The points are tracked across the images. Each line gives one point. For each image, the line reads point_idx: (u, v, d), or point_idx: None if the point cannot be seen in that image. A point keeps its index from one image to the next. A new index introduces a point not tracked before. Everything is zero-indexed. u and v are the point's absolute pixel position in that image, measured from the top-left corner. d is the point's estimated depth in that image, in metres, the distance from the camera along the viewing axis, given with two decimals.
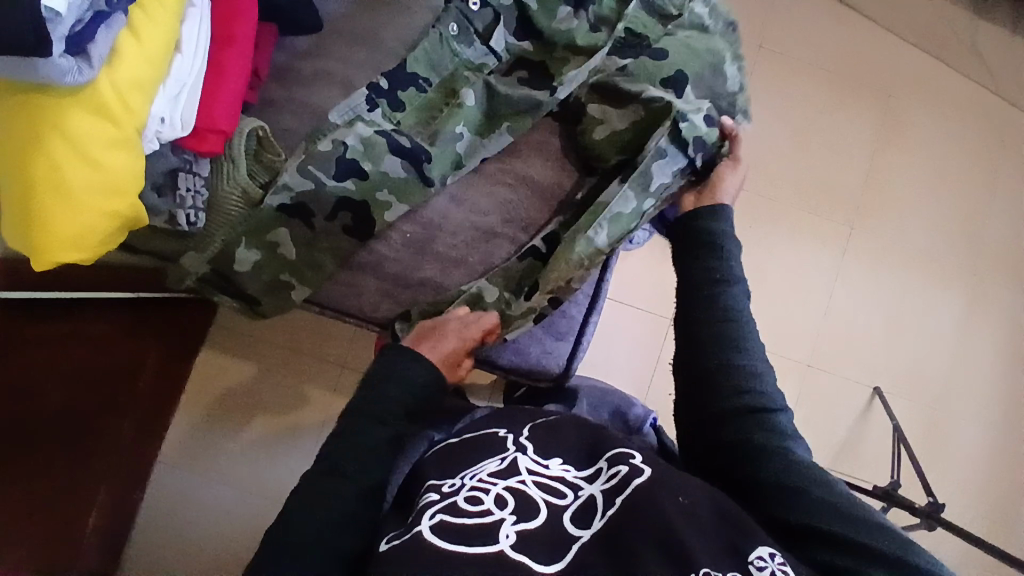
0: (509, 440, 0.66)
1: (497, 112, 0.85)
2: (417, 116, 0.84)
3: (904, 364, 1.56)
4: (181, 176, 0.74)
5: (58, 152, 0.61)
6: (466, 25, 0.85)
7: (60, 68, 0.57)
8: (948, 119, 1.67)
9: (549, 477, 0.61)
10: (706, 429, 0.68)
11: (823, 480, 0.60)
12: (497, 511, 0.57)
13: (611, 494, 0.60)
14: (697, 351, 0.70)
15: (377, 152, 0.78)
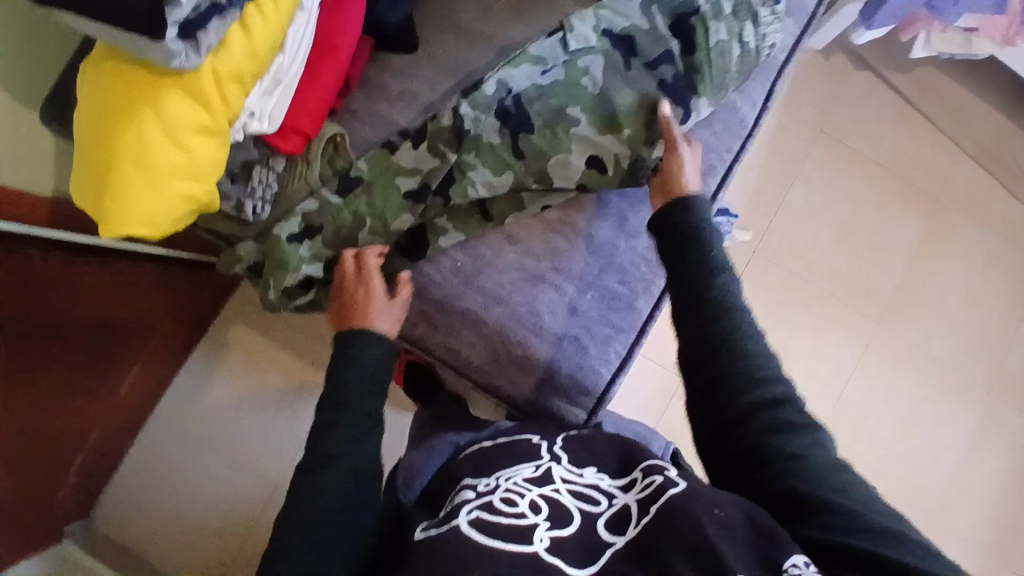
0: (543, 451, 0.72)
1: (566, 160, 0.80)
2: (495, 149, 0.80)
3: (904, 469, 1.56)
4: (256, 168, 0.76)
5: (148, 129, 0.61)
6: (569, 66, 0.81)
7: (169, 51, 0.58)
8: (994, 241, 1.66)
9: (583, 486, 0.65)
10: (715, 447, 0.63)
11: (849, 489, 0.56)
12: (532, 515, 0.59)
13: (645, 503, 0.61)
14: (698, 356, 0.66)
15: (460, 177, 0.80)
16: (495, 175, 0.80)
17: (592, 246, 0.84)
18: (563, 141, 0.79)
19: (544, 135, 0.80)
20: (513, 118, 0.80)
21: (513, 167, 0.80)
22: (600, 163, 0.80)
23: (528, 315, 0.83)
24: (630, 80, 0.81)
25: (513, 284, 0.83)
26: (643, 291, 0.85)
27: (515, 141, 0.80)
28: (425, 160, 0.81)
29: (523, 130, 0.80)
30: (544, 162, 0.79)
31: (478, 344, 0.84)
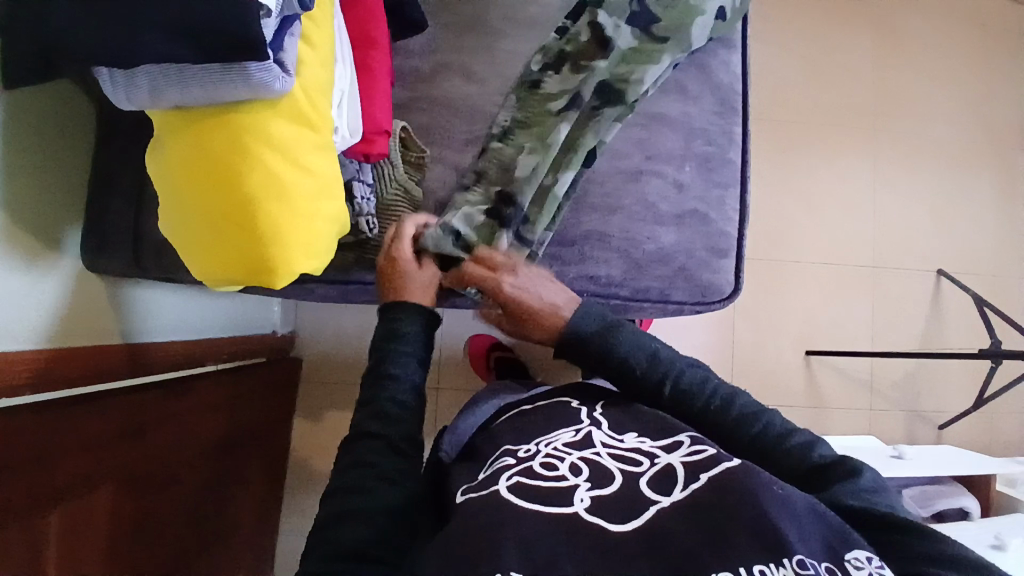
0: (584, 416, 0.80)
1: (653, 45, 0.84)
2: (641, 48, 0.84)
3: (957, 246, 1.75)
4: (356, 185, 0.75)
5: (271, 162, 0.61)
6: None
7: (269, 72, 0.58)
8: (936, 20, 1.80)
9: (623, 449, 0.72)
10: None
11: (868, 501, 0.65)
12: (572, 476, 0.68)
13: (694, 470, 0.66)
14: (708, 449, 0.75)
15: (625, 84, 0.83)
16: (654, 64, 0.83)
17: (669, 123, 0.87)
18: (691, 8, 0.84)
19: (672, 15, 0.84)
20: (641, 16, 0.84)
21: (665, 51, 0.84)
22: (721, 14, 0.86)
23: (646, 210, 0.85)
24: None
25: (619, 188, 0.85)
26: (729, 142, 0.88)
27: (654, 32, 0.84)
28: (591, 81, 0.83)
29: (654, 22, 0.84)
30: (688, 34, 0.84)
31: (613, 258, 0.85)
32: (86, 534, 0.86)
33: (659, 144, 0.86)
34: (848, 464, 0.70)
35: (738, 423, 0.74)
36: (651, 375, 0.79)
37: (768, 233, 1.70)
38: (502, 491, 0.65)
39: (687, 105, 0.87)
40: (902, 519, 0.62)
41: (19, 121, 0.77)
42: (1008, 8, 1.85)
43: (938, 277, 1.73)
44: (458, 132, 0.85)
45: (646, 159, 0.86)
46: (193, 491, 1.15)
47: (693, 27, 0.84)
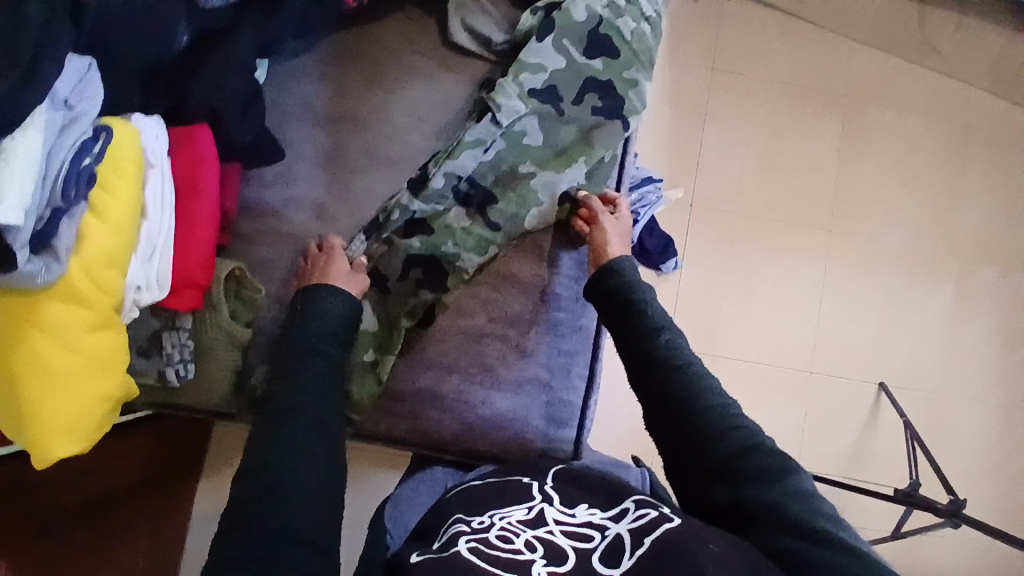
0: (535, 490, 0.71)
1: (484, 232, 0.82)
2: (470, 231, 0.82)
3: (904, 361, 1.67)
4: (164, 335, 0.75)
5: (40, 347, 0.61)
6: (507, 134, 0.83)
7: (28, 272, 0.57)
8: (915, 116, 1.72)
9: (575, 526, 0.64)
10: (694, 471, 0.66)
11: (819, 511, 0.58)
12: (529, 552, 0.59)
13: (638, 534, 0.59)
14: (665, 420, 0.70)
15: (450, 268, 0.82)
16: (479, 253, 0.82)
17: (520, 286, 0.84)
18: (530, 193, 0.83)
19: (509, 200, 0.83)
20: (473, 198, 0.83)
21: (494, 240, 0.82)
22: (569, 196, 0.85)
23: (484, 373, 0.84)
24: (565, 130, 0.85)
25: (461, 347, 0.83)
26: (582, 309, 0.86)
27: (487, 216, 0.82)
28: (401, 263, 0.82)
29: (489, 204, 0.83)
30: (522, 221, 0.83)
31: (445, 416, 0.83)
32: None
33: (503, 304, 0.84)
34: (794, 468, 0.63)
35: (708, 405, 0.68)
36: (638, 331, 0.75)
37: (704, 326, 1.64)
38: (464, 553, 0.56)
39: (536, 269, 0.85)
40: (839, 539, 0.55)
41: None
42: (998, 108, 1.75)
43: (879, 391, 1.66)
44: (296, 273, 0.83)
45: (489, 321, 0.84)
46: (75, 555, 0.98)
47: (530, 212, 0.83)
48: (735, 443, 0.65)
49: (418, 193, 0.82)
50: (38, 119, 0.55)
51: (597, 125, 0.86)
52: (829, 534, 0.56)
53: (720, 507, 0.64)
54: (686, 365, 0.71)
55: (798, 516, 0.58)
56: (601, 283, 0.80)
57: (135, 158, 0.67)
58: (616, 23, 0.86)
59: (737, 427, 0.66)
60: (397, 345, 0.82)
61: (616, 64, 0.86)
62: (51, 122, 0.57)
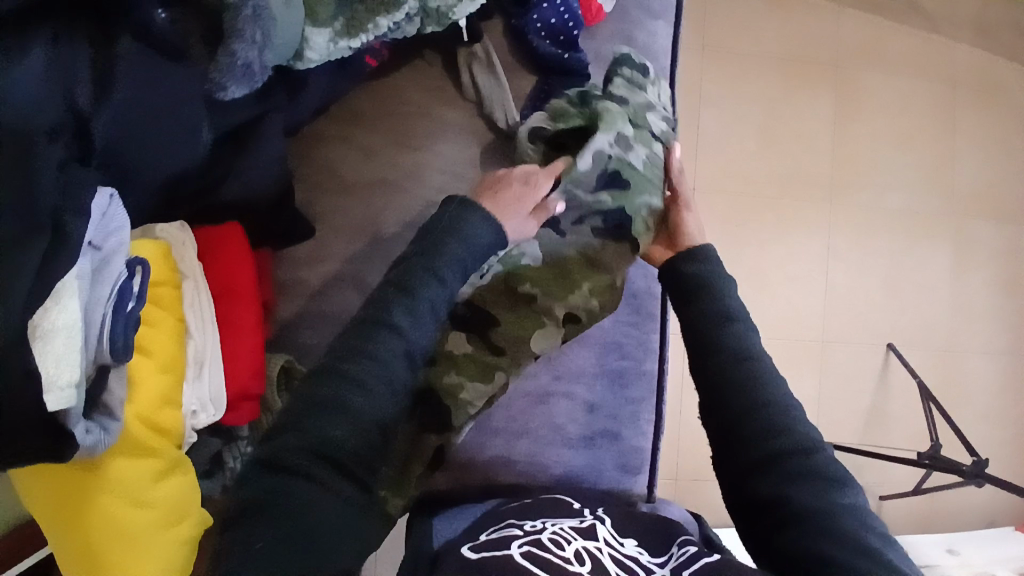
0: (585, 511, 0.73)
1: (495, 357, 0.72)
2: (473, 359, 0.71)
3: (909, 320, 1.71)
4: (225, 451, 0.70)
5: (108, 510, 0.56)
6: (501, 258, 0.75)
7: (87, 444, 0.51)
8: (906, 75, 1.70)
9: (623, 554, 0.64)
10: (741, 464, 0.60)
11: (864, 527, 0.53)
12: (577, 564, 0.61)
13: (681, 566, 0.62)
14: (722, 408, 0.63)
15: (450, 400, 0.69)
16: (483, 384, 0.71)
17: (580, 339, 0.81)
18: (533, 318, 0.73)
19: (515, 322, 0.73)
20: (478, 319, 0.72)
21: (500, 364, 0.72)
22: (576, 318, 0.75)
23: (554, 433, 0.81)
24: (570, 247, 0.78)
25: (527, 410, 0.81)
26: (646, 353, 0.84)
27: (490, 340, 0.72)
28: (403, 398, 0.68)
29: (492, 328, 0.72)
30: (528, 346, 0.73)
31: (520, 482, 0.81)
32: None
33: (565, 360, 0.81)
34: (844, 481, 0.57)
35: (768, 403, 0.61)
36: (706, 316, 0.69)
37: None
38: (517, 557, 0.59)
39: (597, 323, 0.82)
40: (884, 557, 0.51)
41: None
42: (983, 58, 1.75)
43: (888, 352, 1.71)
44: None
45: (553, 380, 0.81)
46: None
47: (547, 335, 0.74)
48: (790, 444, 0.58)
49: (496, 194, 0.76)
50: (70, 281, 0.48)
51: (606, 245, 0.78)
52: (875, 552, 0.51)
53: (761, 501, 0.57)
54: (755, 365, 0.64)
55: (844, 531, 0.52)
56: (677, 269, 0.74)
57: (169, 280, 0.62)
58: (619, 116, 0.80)
59: (795, 435, 0.59)
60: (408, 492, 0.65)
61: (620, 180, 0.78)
62: (82, 273, 0.50)
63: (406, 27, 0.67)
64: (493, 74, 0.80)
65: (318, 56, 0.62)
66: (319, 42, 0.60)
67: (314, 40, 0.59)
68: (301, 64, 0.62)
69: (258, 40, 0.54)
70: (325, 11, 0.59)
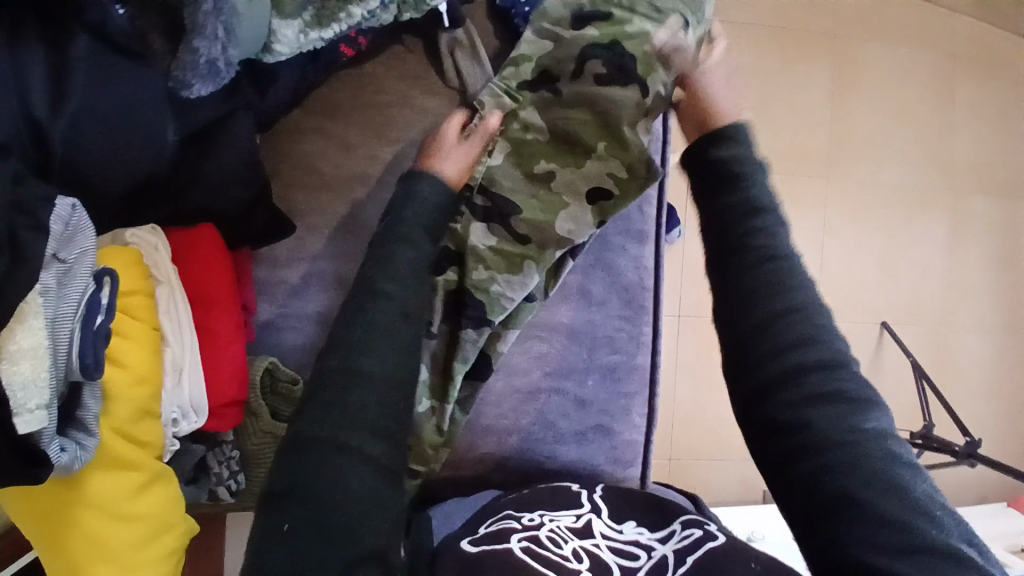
0: (584, 498, 0.73)
1: (516, 246, 0.75)
2: (500, 250, 0.75)
3: (904, 297, 1.70)
4: (209, 456, 0.69)
5: (90, 525, 0.54)
6: (506, 133, 0.75)
7: (63, 464, 0.49)
8: (904, 45, 1.66)
9: (622, 541, 0.67)
10: (758, 368, 0.56)
11: (883, 447, 0.51)
12: (576, 562, 0.62)
13: (683, 554, 0.64)
14: (739, 306, 0.59)
15: (484, 292, 0.74)
16: (514, 273, 0.75)
17: (570, 334, 0.80)
18: (556, 198, 0.76)
19: (534, 205, 0.75)
20: (496, 210, 0.75)
21: (526, 253, 0.75)
22: (604, 191, 0.76)
23: (545, 429, 0.80)
24: (571, 108, 0.74)
25: (517, 407, 0.79)
26: (637, 347, 0.82)
27: (513, 228, 0.75)
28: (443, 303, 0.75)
29: (513, 214, 0.75)
30: (551, 228, 0.75)
31: (510, 478, 0.80)
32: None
33: (556, 356, 0.80)
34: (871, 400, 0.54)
35: (792, 311, 0.56)
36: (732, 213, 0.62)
37: None
38: (517, 552, 0.61)
39: (587, 317, 0.80)
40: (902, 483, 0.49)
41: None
42: (981, 28, 1.71)
43: (882, 330, 1.70)
44: None
45: (543, 376, 0.80)
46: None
47: (569, 213, 0.75)
48: (814, 356, 0.55)
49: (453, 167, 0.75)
50: (35, 296, 0.46)
51: (609, 94, 0.72)
52: (893, 477, 0.50)
53: (774, 424, 0.55)
54: (780, 267, 0.59)
55: (861, 451, 0.51)
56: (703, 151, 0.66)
57: (141, 286, 0.59)
58: None
59: (813, 338, 0.55)
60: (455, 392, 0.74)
61: (627, 30, 0.71)
62: (47, 288, 0.47)
63: (381, 15, 0.63)
64: (477, 59, 0.77)
65: (287, 49, 0.59)
66: (287, 34, 0.57)
67: (281, 33, 0.57)
68: (270, 57, 0.59)
69: (220, 35, 0.52)
70: (292, 3, 0.56)
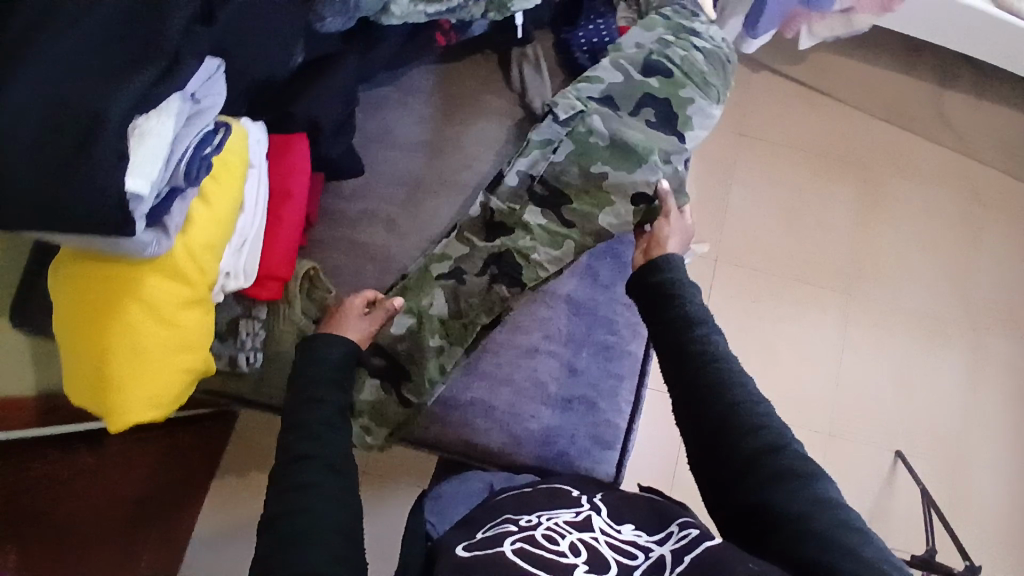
0: (585, 503, 0.74)
1: (563, 227, 0.87)
2: (547, 228, 0.86)
3: (920, 426, 1.67)
4: (241, 322, 0.80)
5: (136, 315, 0.65)
6: (572, 134, 0.89)
7: (142, 243, 0.61)
8: (929, 189, 1.81)
9: (620, 541, 0.64)
10: (681, 402, 0.69)
11: (780, 456, 0.61)
12: (570, 556, 0.60)
13: (680, 552, 0.60)
14: (687, 419, 0.68)
15: (525, 262, 0.85)
16: (558, 250, 0.86)
17: (575, 308, 0.89)
18: (603, 194, 0.87)
19: (584, 199, 0.88)
20: (549, 196, 0.88)
21: (570, 236, 0.86)
22: (645, 195, 0.86)
23: (534, 387, 0.86)
24: (627, 128, 0.89)
25: (513, 361, 0.87)
26: (632, 335, 0.90)
27: (562, 215, 0.87)
28: (480, 261, 0.86)
29: (563, 202, 0.88)
30: (596, 219, 0.87)
31: (494, 429, 0.85)
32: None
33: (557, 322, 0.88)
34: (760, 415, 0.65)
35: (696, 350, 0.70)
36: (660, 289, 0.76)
37: None
38: (507, 553, 0.59)
39: (593, 298, 0.89)
40: (790, 484, 0.59)
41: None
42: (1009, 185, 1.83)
43: (896, 459, 1.64)
44: (367, 280, 0.87)
45: (541, 338, 0.88)
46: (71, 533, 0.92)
47: (615, 206, 0.87)
48: (715, 390, 0.67)
49: (493, 191, 0.88)
50: (173, 106, 0.61)
51: (658, 130, 0.90)
52: (787, 475, 0.60)
53: (703, 448, 0.66)
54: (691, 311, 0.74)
55: (761, 460, 0.61)
56: (644, 279, 0.79)
57: (241, 150, 0.73)
58: (664, 29, 0.94)
59: (737, 398, 0.66)
60: (472, 337, 0.84)
61: (676, 74, 0.92)
62: (179, 112, 0.62)
63: (472, 7, 0.82)
64: (539, 72, 0.95)
65: (399, 13, 0.78)
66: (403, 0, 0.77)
67: None
68: (385, 18, 0.78)
69: None
70: None
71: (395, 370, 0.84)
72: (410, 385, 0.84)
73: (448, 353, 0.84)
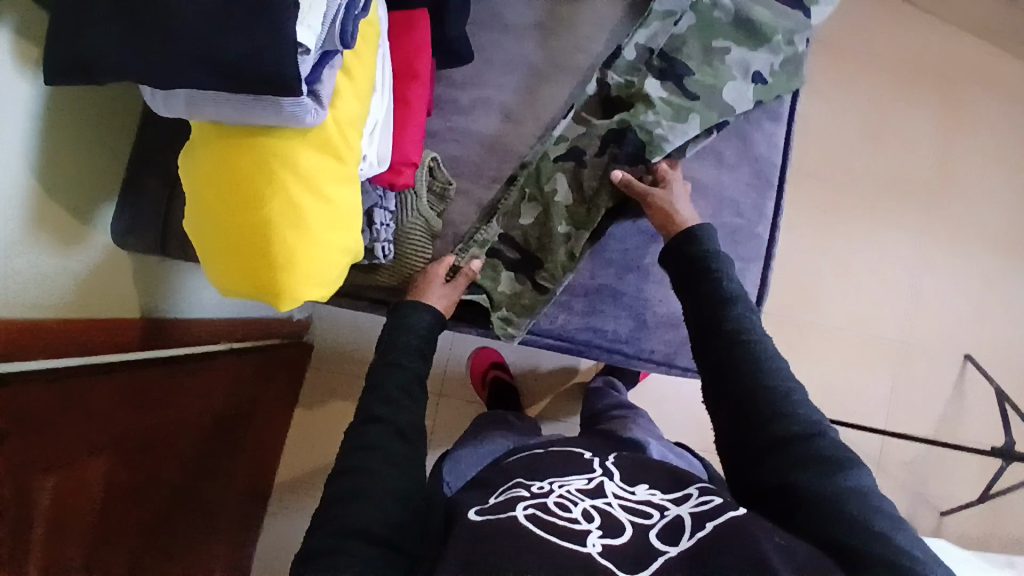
0: (595, 464, 0.66)
1: (682, 99, 0.83)
2: (669, 100, 0.83)
3: (991, 339, 1.53)
4: (376, 211, 0.75)
5: (297, 189, 0.61)
6: (695, 9, 0.86)
7: (305, 107, 0.56)
8: (1011, 97, 1.61)
9: (635, 502, 0.58)
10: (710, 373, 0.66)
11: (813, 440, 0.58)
12: (584, 521, 0.54)
13: (699, 518, 0.54)
14: (718, 391, 0.65)
15: (647, 136, 0.82)
16: (681, 121, 0.82)
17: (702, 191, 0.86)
18: (725, 70, 0.84)
19: (705, 73, 0.84)
20: (669, 71, 0.85)
21: (693, 108, 0.82)
22: (761, 77, 0.85)
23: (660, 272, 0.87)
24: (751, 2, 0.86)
25: (638, 248, 0.86)
26: (759, 217, 0.88)
27: (683, 87, 0.84)
28: (599, 138, 0.84)
29: (685, 76, 0.84)
30: (720, 94, 0.83)
31: (622, 316, 0.86)
32: (85, 503, 0.66)
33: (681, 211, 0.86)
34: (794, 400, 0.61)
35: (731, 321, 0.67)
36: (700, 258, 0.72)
37: (791, 294, 1.50)
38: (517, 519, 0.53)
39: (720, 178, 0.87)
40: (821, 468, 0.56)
41: (31, 23, 0.57)
42: None
43: (964, 361, 1.52)
44: (487, 169, 0.85)
45: None
46: (200, 462, 0.96)
47: (734, 82, 0.84)
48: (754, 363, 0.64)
49: (612, 67, 0.86)
50: None
51: (782, 5, 0.87)
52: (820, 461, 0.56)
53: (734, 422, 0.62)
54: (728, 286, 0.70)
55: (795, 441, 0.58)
56: (680, 245, 0.75)
57: (374, 23, 0.69)
58: None
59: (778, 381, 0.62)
60: (596, 221, 0.82)
61: None
62: None
63: None
64: None
65: None
66: None
67: None
68: None
69: None
70: None
71: (523, 258, 0.85)
72: (541, 271, 0.84)
73: (577, 238, 0.83)
